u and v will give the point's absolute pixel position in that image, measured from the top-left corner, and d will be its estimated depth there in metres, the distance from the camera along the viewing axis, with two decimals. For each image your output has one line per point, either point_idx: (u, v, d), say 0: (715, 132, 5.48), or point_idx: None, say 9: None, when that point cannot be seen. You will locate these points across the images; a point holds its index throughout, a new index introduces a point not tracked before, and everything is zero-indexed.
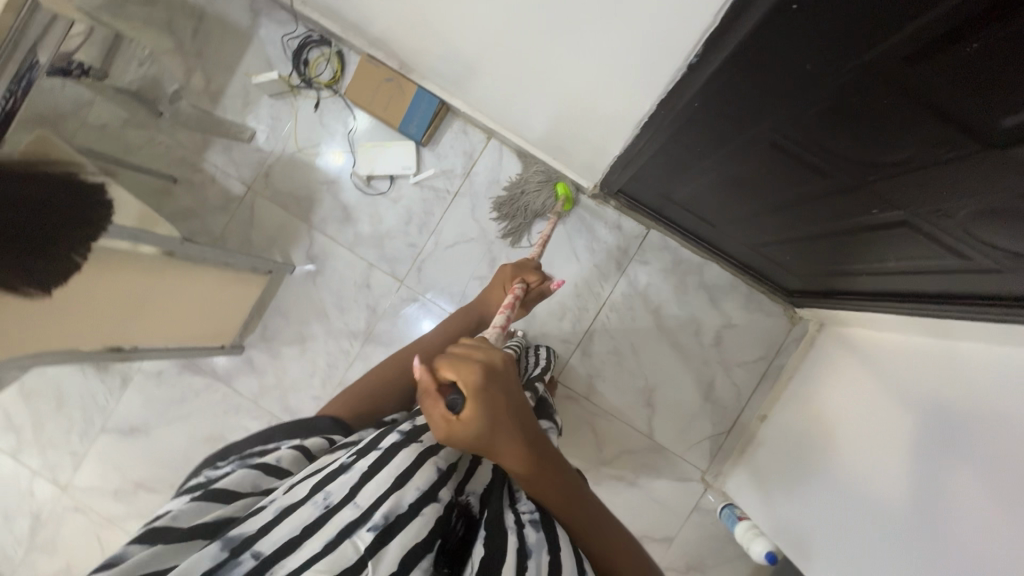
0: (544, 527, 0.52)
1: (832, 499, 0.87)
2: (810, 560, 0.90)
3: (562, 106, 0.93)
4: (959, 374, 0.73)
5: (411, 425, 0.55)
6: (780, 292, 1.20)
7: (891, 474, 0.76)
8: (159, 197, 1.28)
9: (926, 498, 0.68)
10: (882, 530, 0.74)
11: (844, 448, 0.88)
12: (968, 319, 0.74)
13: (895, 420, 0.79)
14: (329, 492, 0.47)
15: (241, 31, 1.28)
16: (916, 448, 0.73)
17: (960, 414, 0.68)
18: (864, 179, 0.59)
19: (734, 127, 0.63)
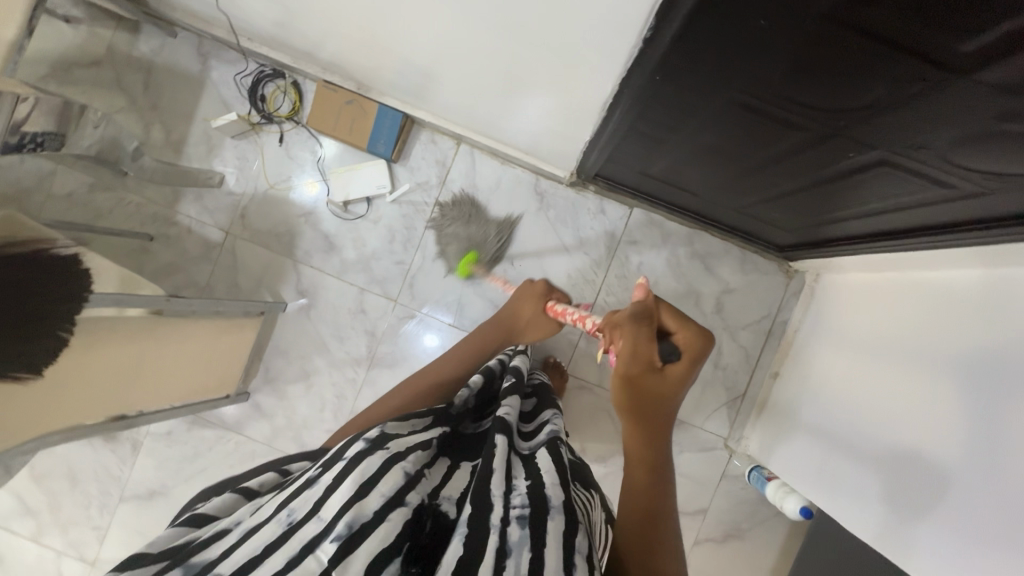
0: (532, 522, 0.49)
1: (858, 448, 0.86)
2: (841, 510, 0.89)
3: (526, 100, 0.92)
4: (977, 306, 0.72)
5: (378, 431, 0.57)
6: (773, 249, 1.20)
7: (923, 411, 0.74)
8: (138, 257, 1.26)
9: (958, 429, 0.68)
10: (919, 468, 0.73)
11: (872, 392, 0.86)
12: (973, 247, 0.73)
13: (924, 357, 0.77)
14: (292, 509, 0.50)
15: (192, 77, 1.26)
16: (950, 383, 0.71)
17: (992, 346, 0.67)
18: (834, 124, 0.59)
19: (697, 95, 0.63)
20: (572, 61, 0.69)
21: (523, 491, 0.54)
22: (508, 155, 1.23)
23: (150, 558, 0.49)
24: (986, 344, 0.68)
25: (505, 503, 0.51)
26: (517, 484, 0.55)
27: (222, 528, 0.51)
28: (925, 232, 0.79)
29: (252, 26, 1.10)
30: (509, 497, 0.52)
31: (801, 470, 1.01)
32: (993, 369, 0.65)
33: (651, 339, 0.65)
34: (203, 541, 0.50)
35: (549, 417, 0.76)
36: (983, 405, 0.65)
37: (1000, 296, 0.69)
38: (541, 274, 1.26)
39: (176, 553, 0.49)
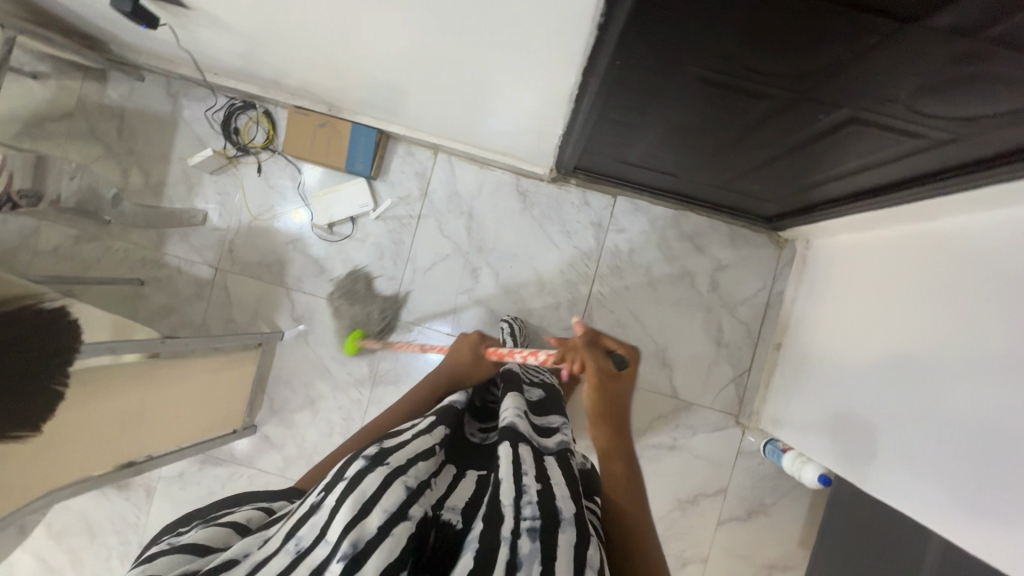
0: (543, 534, 0.50)
1: (869, 407, 0.85)
2: (852, 470, 0.88)
3: (493, 102, 0.92)
4: (974, 250, 0.71)
5: (377, 447, 0.56)
6: (760, 221, 1.20)
7: (923, 368, 0.74)
8: (131, 303, 1.26)
9: (964, 379, 0.67)
10: (922, 423, 0.73)
11: (873, 353, 0.86)
12: (959, 192, 0.73)
13: (918, 314, 0.78)
14: (301, 538, 0.48)
15: (165, 118, 1.27)
16: (948, 337, 0.71)
17: (984, 294, 0.67)
18: (796, 89, 0.59)
19: (659, 75, 0.63)
20: (532, 57, 0.69)
21: (534, 499, 0.53)
22: (486, 158, 1.23)
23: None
24: (979, 294, 0.68)
25: (516, 513, 0.51)
26: (529, 488, 0.54)
27: (227, 558, 0.48)
28: (909, 182, 0.78)
29: (217, 61, 1.11)
30: (520, 507, 0.52)
31: (814, 439, 1.00)
32: (988, 318, 0.65)
33: (598, 352, 0.83)
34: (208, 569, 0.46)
35: (558, 424, 0.75)
36: (980, 355, 0.65)
37: (996, 238, 0.68)
38: (533, 273, 1.26)
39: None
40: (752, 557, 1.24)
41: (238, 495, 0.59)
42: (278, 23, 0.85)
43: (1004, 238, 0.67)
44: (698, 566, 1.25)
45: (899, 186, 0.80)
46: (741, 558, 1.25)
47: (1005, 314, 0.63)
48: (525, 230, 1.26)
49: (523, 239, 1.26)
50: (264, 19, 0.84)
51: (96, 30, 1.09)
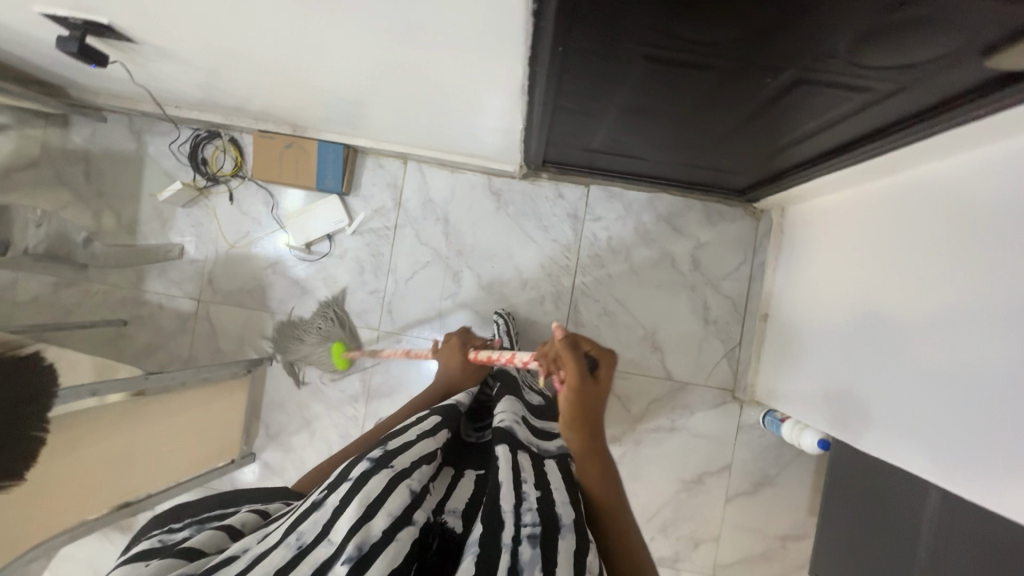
0: (544, 541, 0.50)
1: (868, 365, 0.84)
2: (850, 432, 0.87)
3: (450, 104, 0.92)
4: (952, 194, 0.70)
5: (381, 449, 0.55)
6: (734, 195, 1.20)
7: (903, 325, 0.76)
8: (116, 344, 1.26)
9: (958, 325, 0.66)
10: (907, 380, 0.74)
11: (856, 315, 0.88)
12: (933, 137, 0.71)
13: (893, 272, 0.79)
14: (302, 533, 0.48)
15: (131, 156, 1.27)
16: (924, 293, 0.72)
17: (951, 248, 0.68)
18: (742, 56, 0.59)
19: (606, 56, 0.63)
20: (477, 54, 0.69)
21: (534, 506, 0.53)
22: (455, 162, 1.23)
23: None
24: (947, 248, 0.69)
25: (516, 520, 0.51)
26: (529, 496, 0.54)
27: (228, 555, 0.48)
28: (877, 134, 0.77)
29: (176, 94, 1.11)
30: (521, 514, 0.52)
31: (813, 406, 0.99)
32: (960, 271, 0.66)
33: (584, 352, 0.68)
34: (206, 567, 0.46)
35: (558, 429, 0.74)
36: (957, 308, 0.66)
37: (966, 182, 0.68)
38: (514, 270, 1.26)
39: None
40: (764, 529, 1.24)
41: (236, 492, 0.60)
42: (227, 49, 0.85)
43: (973, 188, 0.67)
44: (711, 545, 1.25)
45: (868, 139, 0.79)
46: (752, 532, 1.24)
47: (977, 266, 0.64)
48: (502, 229, 1.25)
49: (507, 236, 1.26)
50: (212, 47, 0.84)
51: (52, 76, 1.09)
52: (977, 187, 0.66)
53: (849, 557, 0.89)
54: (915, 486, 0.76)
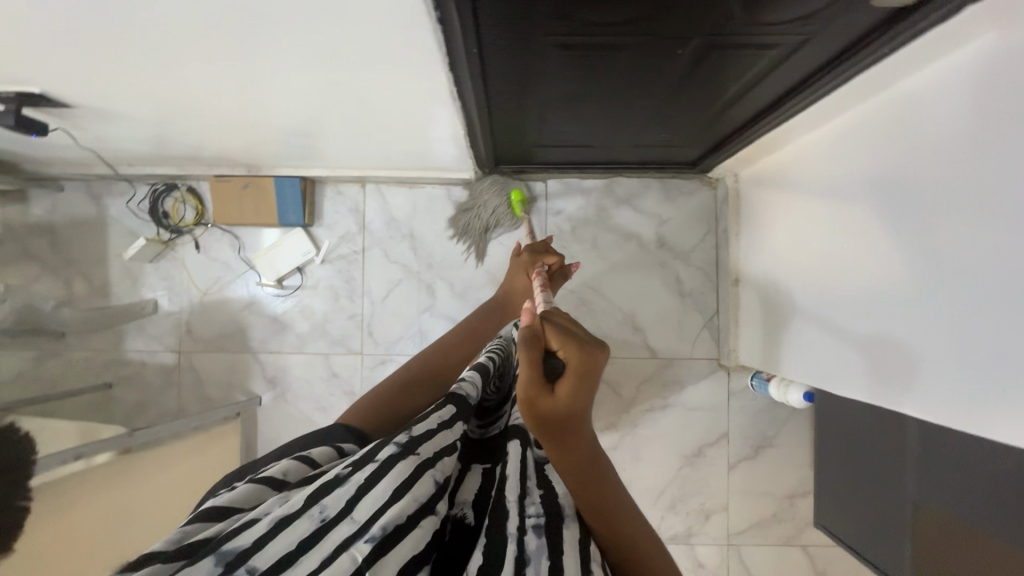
0: (549, 531, 0.51)
1: (850, 307, 0.81)
2: (837, 382, 0.86)
3: (390, 121, 0.94)
4: (893, 123, 0.71)
5: (409, 433, 0.55)
6: (687, 167, 1.22)
7: (933, 256, 0.64)
8: (104, 408, 1.26)
9: (925, 247, 0.65)
10: (942, 318, 0.63)
11: (863, 250, 0.77)
12: (838, 80, 0.73)
13: (912, 195, 0.67)
14: (325, 505, 0.47)
15: (92, 220, 1.28)
16: (958, 217, 0.60)
17: (981, 160, 0.56)
18: (648, 30, 0.61)
19: (522, 46, 0.65)
20: (399, 68, 0.71)
21: (537, 499, 0.55)
22: (412, 177, 1.25)
23: (166, 554, 0.43)
24: (967, 158, 0.58)
25: (520, 511, 0.52)
26: (532, 491, 0.56)
27: (251, 517, 0.47)
28: (803, 85, 0.78)
29: (125, 154, 1.12)
30: (525, 505, 0.53)
31: (802, 362, 0.97)
32: (994, 188, 0.55)
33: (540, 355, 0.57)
34: (230, 530, 0.45)
35: None
36: (1004, 231, 0.54)
37: (897, 116, 0.70)
38: (487, 274, 1.27)
39: (197, 548, 0.44)
40: (770, 491, 1.25)
41: (292, 441, 0.60)
42: (164, 102, 0.86)
43: (912, 119, 0.67)
44: (722, 515, 1.25)
45: (798, 91, 0.80)
46: (760, 495, 1.25)
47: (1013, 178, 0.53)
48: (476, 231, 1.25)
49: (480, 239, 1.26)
50: (148, 102, 0.86)
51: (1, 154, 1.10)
52: (907, 125, 0.68)
53: (845, 502, 0.90)
54: (890, 420, 0.78)
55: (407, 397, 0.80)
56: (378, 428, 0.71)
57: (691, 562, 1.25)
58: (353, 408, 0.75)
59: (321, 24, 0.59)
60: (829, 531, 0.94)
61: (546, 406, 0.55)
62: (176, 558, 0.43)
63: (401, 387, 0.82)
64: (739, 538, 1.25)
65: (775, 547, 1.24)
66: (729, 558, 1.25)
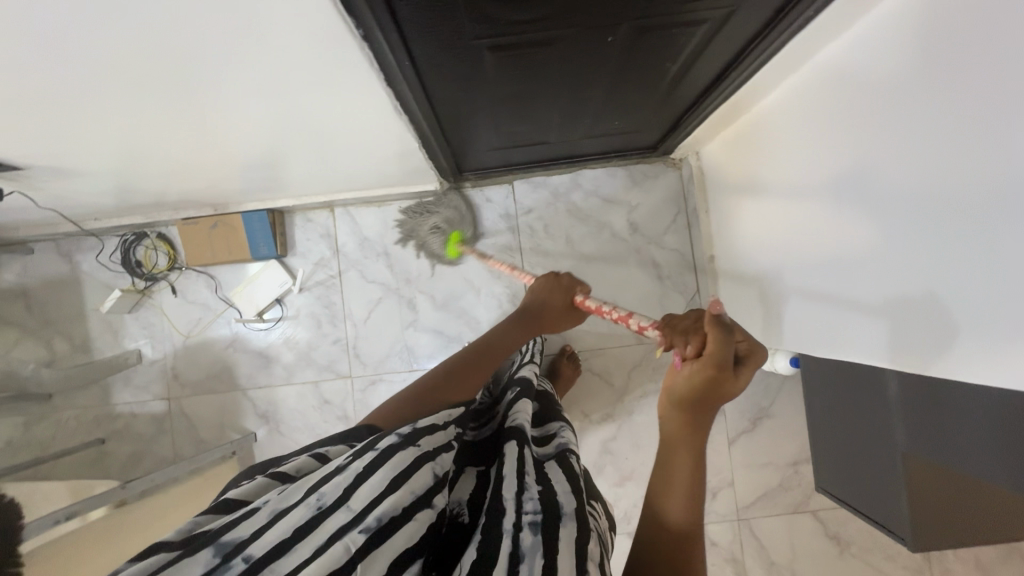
0: (545, 528, 0.50)
1: (828, 273, 0.79)
2: (838, 348, 0.80)
3: (345, 144, 0.94)
4: (836, 78, 0.70)
5: (410, 426, 0.57)
6: (649, 151, 1.23)
7: (944, 206, 0.55)
8: (99, 464, 1.25)
9: (909, 199, 0.60)
10: (963, 272, 0.54)
11: (846, 202, 0.71)
12: (779, 41, 0.73)
13: (896, 144, 0.60)
14: (322, 494, 0.50)
15: (66, 278, 1.28)
16: (962, 164, 0.52)
17: (964, 93, 0.50)
18: (575, 22, 0.61)
19: (452, 52, 0.66)
20: (339, 90, 0.72)
21: (535, 495, 0.54)
22: (378, 196, 1.25)
23: (170, 544, 0.47)
24: (932, 99, 0.54)
25: (518, 507, 0.52)
26: (531, 487, 0.55)
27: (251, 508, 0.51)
28: (745, 52, 0.79)
29: (88, 208, 1.12)
30: (523, 502, 0.53)
31: (795, 333, 0.93)
32: (994, 124, 0.48)
33: (731, 336, 0.48)
34: (232, 520, 0.49)
35: (559, 427, 0.76)
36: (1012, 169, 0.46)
37: (839, 72, 0.70)
38: (466, 282, 1.27)
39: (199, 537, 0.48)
40: (774, 461, 1.25)
41: (318, 439, 0.63)
42: (117, 153, 0.87)
43: (856, 68, 0.66)
44: (728, 491, 1.25)
45: (741, 58, 0.80)
46: (764, 467, 1.25)
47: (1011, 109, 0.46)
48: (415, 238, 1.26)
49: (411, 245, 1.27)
50: (101, 155, 0.86)
51: None
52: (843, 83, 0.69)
53: (840, 462, 0.90)
54: (875, 377, 0.78)
55: (431, 401, 0.78)
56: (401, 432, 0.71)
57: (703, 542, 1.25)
58: (377, 409, 0.76)
59: (251, 56, 0.60)
60: (828, 493, 0.95)
61: (726, 386, 0.48)
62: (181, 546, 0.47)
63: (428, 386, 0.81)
64: (748, 512, 1.25)
65: (785, 516, 1.25)
66: (741, 533, 1.25)
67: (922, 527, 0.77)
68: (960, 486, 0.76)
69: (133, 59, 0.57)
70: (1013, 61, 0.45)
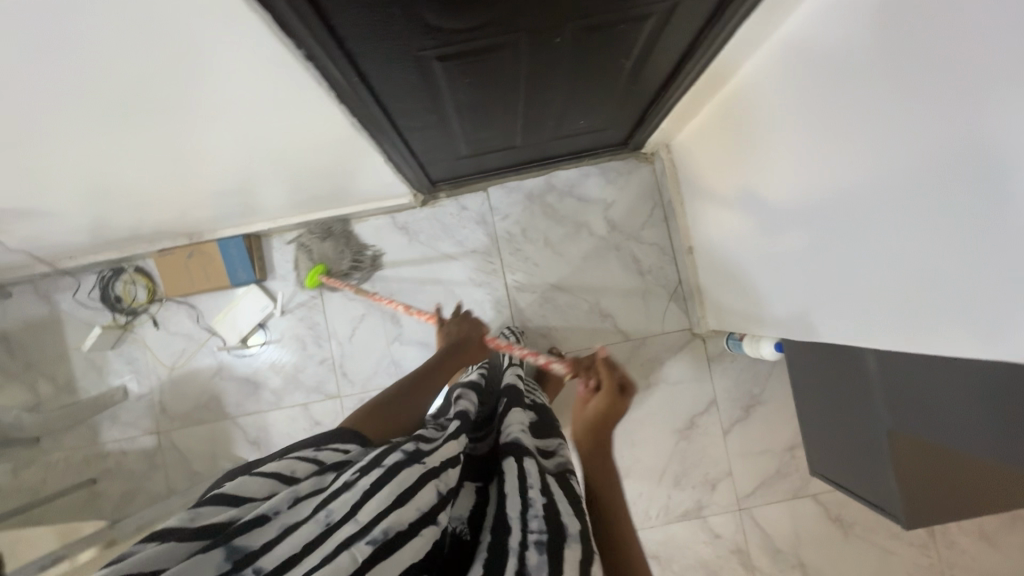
0: (551, 547, 0.50)
1: (799, 256, 0.78)
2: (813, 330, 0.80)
3: (311, 164, 0.94)
4: (785, 61, 0.70)
5: (414, 443, 0.57)
6: (620, 147, 1.24)
7: (924, 190, 0.51)
8: (92, 504, 1.24)
9: (873, 181, 0.58)
10: (951, 257, 0.50)
11: (807, 184, 0.71)
12: (730, 27, 0.74)
13: (851, 124, 0.59)
14: (331, 509, 0.48)
15: (47, 320, 1.27)
16: (938, 143, 0.48)
17: (907, 65, 0.50)
18: (515, 26, 0.63)
19: (400, 62, 0.67)
20: (293, 108, 0.72)
21: (540, 513, 0.53)
22: (354, 213, 1.25)
23: (186, 535, 0.45)
24: (879, 77, 0.53)
25: (523, 527, 0.52)
26: (534, 502, 0.55)
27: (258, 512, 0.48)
28: (698, 37, 0.79)
29: (62, 249, 1.12)
30: (527, 521, 0.52)
31: (770, 319, 0.94)
32: (962, 101, 0.45)
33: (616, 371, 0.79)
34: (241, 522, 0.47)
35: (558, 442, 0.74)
36: (996, 146, 0.43)
37: (787, 55, 0.70)
38: (447, 292, 1.27)
39: (214, 535, 0.46)
40: (770, 447, 1.25)
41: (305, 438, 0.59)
42: (84, 194, 0.87)
43: (804, 48, 0.66)
44: (727, 482, 1.25)
45: (695, 44, 0.80)
46: (761, 454, 1.25)
47: (995, 86, 0.41)
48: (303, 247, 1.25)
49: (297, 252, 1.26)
50: (68, 197, 0.86)
51: None
52: (791, 67, 0.69)
53: (832, 444, 0.89)
54: (851, 353, 0.78)
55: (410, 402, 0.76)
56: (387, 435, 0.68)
57: (707, 535, 1.24)
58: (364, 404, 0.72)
59: (199, 86, 0.60)
60: (825, 477, 0.94)
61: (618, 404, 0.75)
62: (194, 538, 0.45)
63: (410, 391, 0.79)
64: (749, 501, 1.24)
65: (786, 502, 1.24)
66: (744, 523, 1.24)
67: (915, 504, 0.77)
68: (950, 459, 0.75)
69: (82, 101, 0.58)
70: (951, 29, 0.44)
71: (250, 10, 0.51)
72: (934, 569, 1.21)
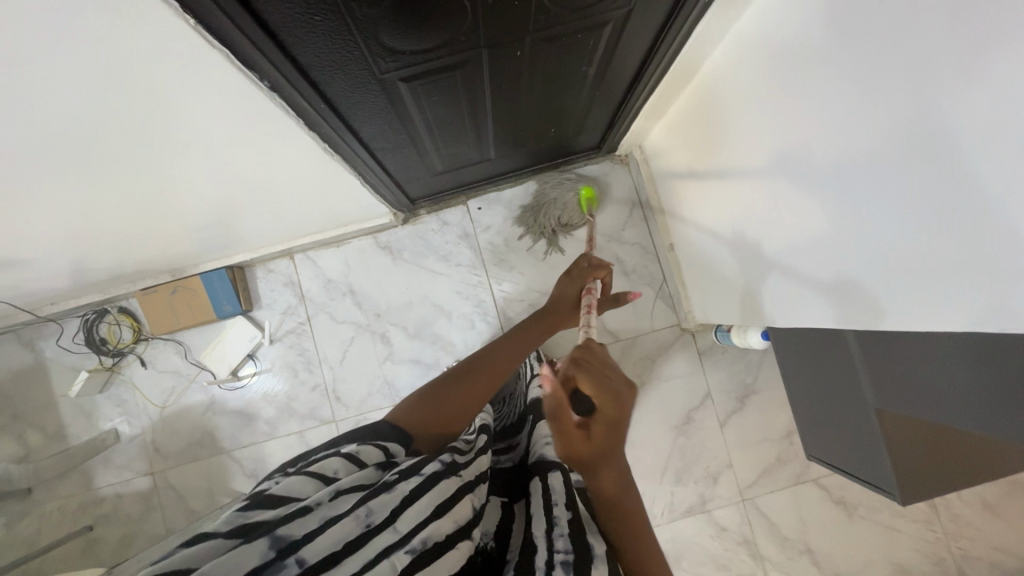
0: (577, 568, 0.49)
1: (775, 244, 0.80)
2: (794, 317, 0.81)
3: (289, 192, 0.94)
4: (745, 55, 0.72)
5: (449, 454, 0.57)
6: (596, 151, 1.26)
7: (887, 170, 0.53)
8: (89, 553, 1.21)
9: (839, 165, 0.59)
10: (920, 235, 0.51)
11: (777, 174, 0.72)
12: (687, 26, 0.76)
13: (814, 114, 0.61)
14: (372, 510, 0.46)
15: (33, 368, 1.26)
16: (898, 118, 0.49)
17: (864, 48, 0.51)
18: (475, 43, 0.65)
19: (366, 82, 0.68)
20: (265, 139, 0.73)
21: (565, 532, 0.53)
22: (337, 237, 1.25)
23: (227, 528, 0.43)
24: (836, 64, 0.55)
25: (549, 547, 0.51)
26: (560, 520, 0.55)
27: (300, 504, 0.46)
28: (660, 37, 0.81)
29: (41, 296, 1.11)
30: (553, 541, 0.52)
31: (752, 309, 0.95)
32: (918, 77, 0.46)
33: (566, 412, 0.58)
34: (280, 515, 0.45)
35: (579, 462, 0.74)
36: (954, 126, 0.44)
37: (745, 50, 0.72)
38: (435, 308, 1.27)
39: (253, 530, 0.44)
40: (767, 436, 1.25)
41: (350, 434, 0.59)
42: (60, 240, 0.86)
43: (763, 43, 0.68)
44: (728, 474, 1.25)
45: (659, 42, 0.81)
46: (759, 444, 1.25)
47: (944, 57, 0.43)
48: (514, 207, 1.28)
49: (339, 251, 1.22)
50: (46, 245, 0.86)
51: None
52: (752, 60, 0.71)
53: (823, 428, 0.91)
54: (834, 338, 0.79)
55: (459, 392, 0.74)
56: (424, 437, 0.67)
57: (713, 529, 1.24)
58: (407, 398, 0.72)
59: (164, 125, 0.60)
60: (822, 461, 0.95)
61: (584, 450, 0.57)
62: (232, 534, 0.43)
63: (466, 372, 0.77)
64: (752, 491, 1.24)
65: (788, 489, 1.24)
66: (749, 513, 1.24)
67: (908, 481, 0.78)
68: (938, 434, 0.77)
69: (46, 150, 0.57)
70: (900, 12, 0.45)
71: (211, 49, 0.52)
72: (938, 543, 1.22)
